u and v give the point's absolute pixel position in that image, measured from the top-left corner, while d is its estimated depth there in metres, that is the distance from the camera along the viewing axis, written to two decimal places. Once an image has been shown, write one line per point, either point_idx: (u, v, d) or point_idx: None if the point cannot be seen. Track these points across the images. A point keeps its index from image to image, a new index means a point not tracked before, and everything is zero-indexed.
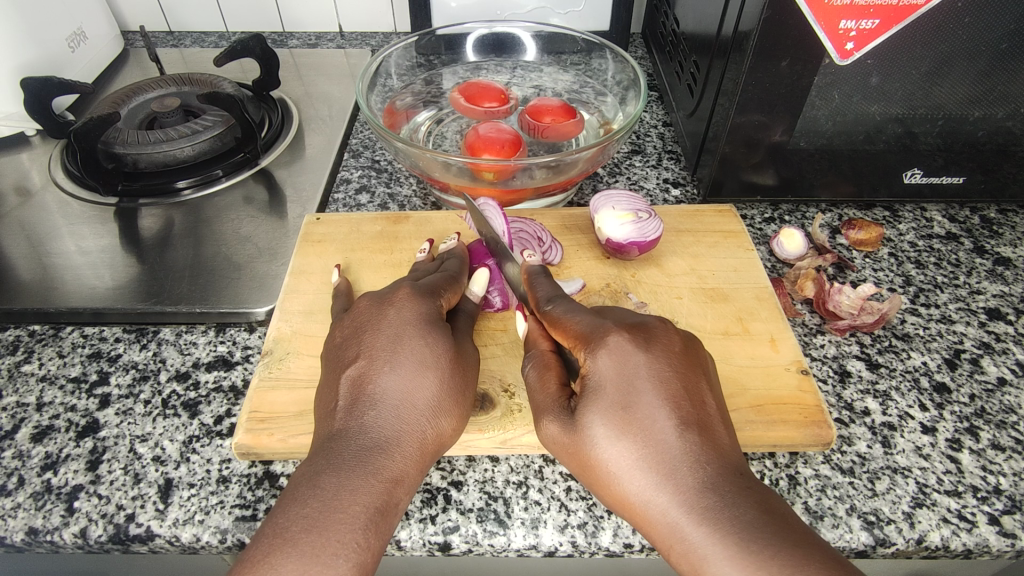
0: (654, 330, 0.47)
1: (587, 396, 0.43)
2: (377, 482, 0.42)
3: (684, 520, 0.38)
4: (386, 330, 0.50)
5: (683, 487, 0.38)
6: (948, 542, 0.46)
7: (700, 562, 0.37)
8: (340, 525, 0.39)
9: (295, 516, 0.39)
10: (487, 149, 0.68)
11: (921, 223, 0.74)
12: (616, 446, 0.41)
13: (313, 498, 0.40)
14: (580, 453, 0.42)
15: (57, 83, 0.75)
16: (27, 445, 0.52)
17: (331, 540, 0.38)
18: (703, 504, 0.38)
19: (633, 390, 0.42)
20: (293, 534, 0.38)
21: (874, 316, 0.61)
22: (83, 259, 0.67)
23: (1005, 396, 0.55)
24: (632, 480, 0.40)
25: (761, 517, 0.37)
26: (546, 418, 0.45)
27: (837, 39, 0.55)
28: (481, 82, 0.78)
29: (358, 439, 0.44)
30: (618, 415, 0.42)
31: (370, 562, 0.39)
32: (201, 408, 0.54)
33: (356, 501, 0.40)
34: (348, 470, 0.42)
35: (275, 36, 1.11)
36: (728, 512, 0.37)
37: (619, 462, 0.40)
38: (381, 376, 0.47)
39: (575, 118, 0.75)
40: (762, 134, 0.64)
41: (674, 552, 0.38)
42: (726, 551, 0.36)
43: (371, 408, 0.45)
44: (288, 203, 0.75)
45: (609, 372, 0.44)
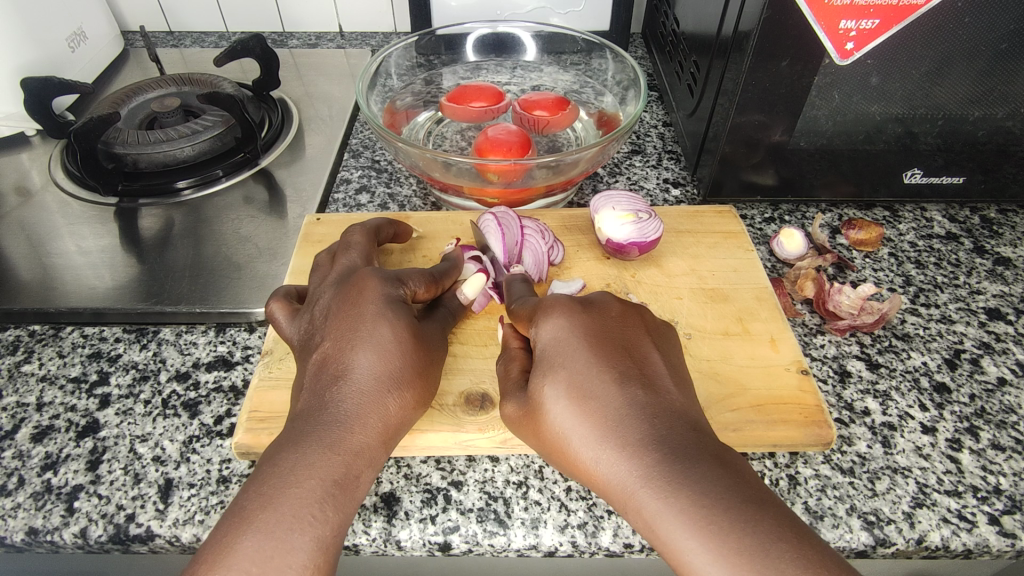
0: (604, 302, 0.48)
1: (539, 365, 0.44)
2: (336, 454, 0.42)
3: (632, 477, 0.38)
4: (348, 312, 0.49)
5: (627, 442, 0.38)
6: (949, 542, 0.46)
7: (652, 518, 0.36)
8: (301, 501, 0.39)
9: (254, 495, 0.39)
10: (493, 151, 0.68)
11: (921, 223, 0.74)
12: (561, 412, 0.41)
13: (269, 477, 0.40)
14: (534, 425, 0.43)
15: (57, 83, 0.75)
16: (27, 445, 0.52)
17: (290, 513, 0.38)
18: (650, 458, 0.37)
19: (587, 354, 0.43)
20: (251, 513, 0.38)
21: (874, 316, 0.61)
22: (83, 259, 0.67)
23: (1005, 396, 0.55)
24: (579, 447, 0.40)
25: (708, 468, 0.36)
26: (507, 398, 0.45)
27: (837, 39, 0.55)
28: (471, 86, 0.78)
29: (317, 415, 0.44)
30: (566, 379, 0.42)
31: (333, 537, 0.39)
32: (201, 408, 0.54)
33: (318, 475, 0.41)
34: (311, 443, 0.42)
35: (275, 35, 1.11)
36: (675, 463, 0.37)
37: (566, 429, 0.41)
38: (350, 354, 0.46)
39: (567, 109, 0.75)
40: (762, 134, 0.64)
41: (628, 511, 0.38)
42: (672, 502, 0.36)
43: (338, 385, 0.45)
44: (288, 203, 0.75)
45: (552, 340, 0.45)
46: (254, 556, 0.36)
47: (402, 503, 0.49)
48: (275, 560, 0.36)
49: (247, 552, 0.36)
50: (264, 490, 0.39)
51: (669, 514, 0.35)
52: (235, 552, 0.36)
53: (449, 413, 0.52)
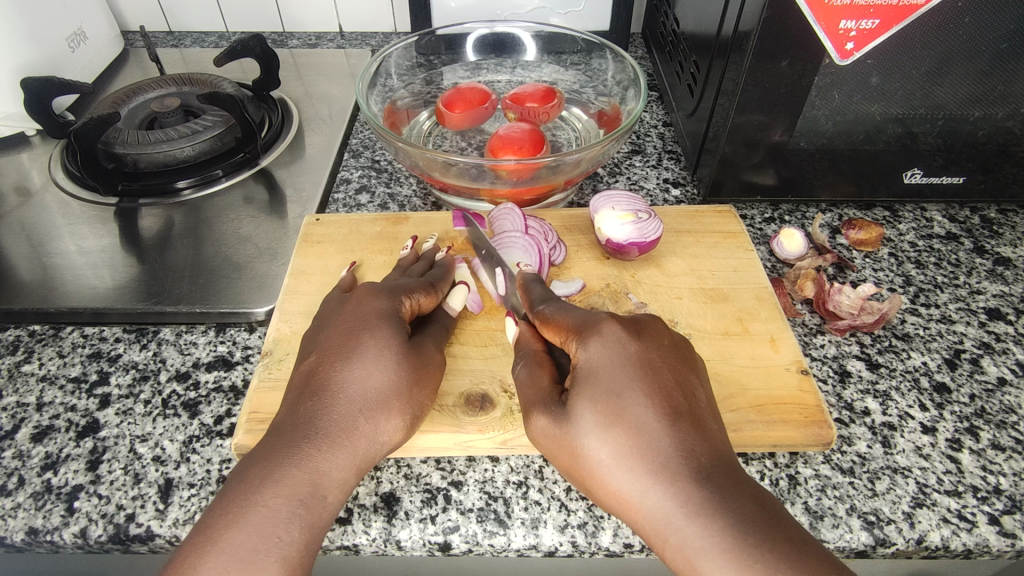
0: (645, 322, 0.47)
1: (582, 386, 0.42)
2: (303, 475, 0.41)
3: (677, 515, 0.37)
4: (339, 327, 0.50)
5: (675, 480, 0.38)
6: (949, 542, 0.46)
7: (693, 558, 0.36)
8: (270, 520, 0.39)
9: (220, 509, 0.39)
10: (506, 149, 0.69)
11: (921, 223, 0.74)
12: (606, 441, 0.40)
13: (235, 493, 0.40)
14: (569, 447, 0.41)
15: (57, 83, 0.75)
16: (27, 445, 0.52)
17: (254, 527, 0.38)
18: (696, 498, 0.37)
19: (631, 379, 0.42)
20: (214, 532, 0.38)
21: (874, 316, 0.61)
22: (83, 259, 0.67)
23: (1005, 396, 0.55)
24: (618, 474, 0.39)
25: (756, 511, 0.36)
26: (536, 412, 0.44)
27: (837, 39, 0.55)
28: (460, 89, 0.77)
29: (292, 428, 0.44)
30: (611, 409, 0.41)
31: (297, 557, 0.39)
32: (201, 408, 0.54)
33: (289, 494, 0.40)
34: (282, 457, 0.42)
35: (275, 36, 1.11)
36: (723, 504, 0.36)
37: (607, 455, 0.40)
38: (342, 367, 0.46)
39: (553, 100, 0.77)
40: (762, 134, 0.64)
41: (665, 545, 0.37)
42: (720, 545, 0.35)
43: (322, 398, 0.45)
44: (289, 204, 0.75)
45: (601, 362, 0.43)
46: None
47: (402, 503, 0.49)
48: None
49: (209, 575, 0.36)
50: (229, 503, 0.39)
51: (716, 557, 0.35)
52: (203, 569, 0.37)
53: (449, 414, 0.51)
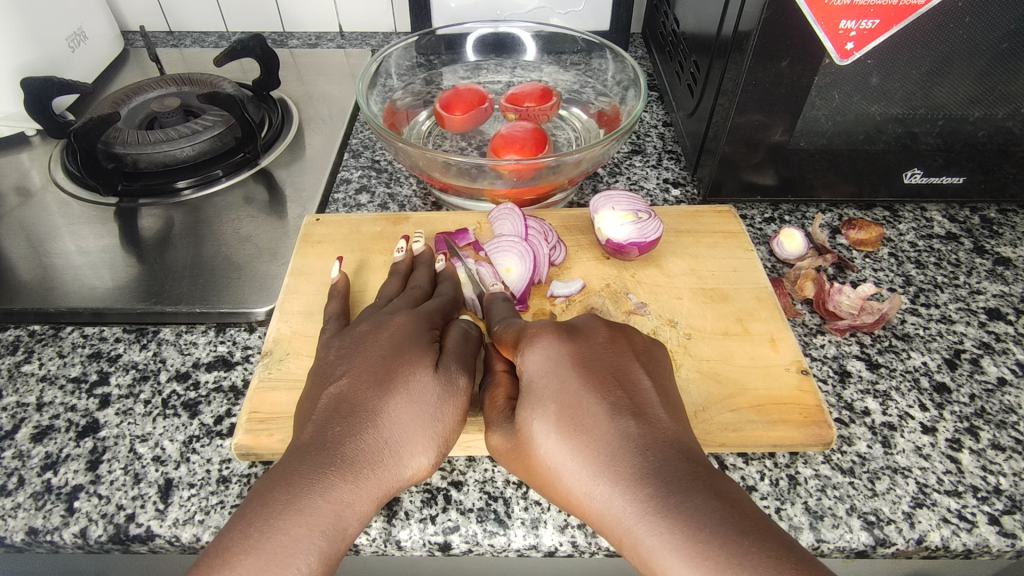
0: (594, 331, 0.48)
1: (531, 396, 0.43)
2: (328, 505, 0.39)
3: (628, 511, 0.36)
4: (373, 355, 0.48)
5: (621, 475, 0.38)
6: (949, 542, 0.46)
7: (650, 554, 0.35)
8: (288, 553, 0.36)
9: (241, 533, 0.36)
10: (508, 148, 0.69)
11: (921, 223, 0.74)
12: (553, 445, 0.41)
13: (256, 516, 0.37)
14: (522, 457, 0.42)
15: (57, 83, 0.75)
16: (27, 445, 0.52)
17: (271, 557, 0.36)
18: (643, 490, 0.37)
19: (578, 386, 0.43)
20: (230, 556, 0.35)
21: (874, 317, 0.61)
22: (84, 259, 0.67)
23: (1005, 396, 0.55)
24: (571, 478, 0.39)
25: (702, 495, 0.36)
26: (492, 427, 0.44)
27: (837, 39, 0.55)
28: (457, 90, 0.77)
29: (315, 453, 0.41)
30: (555, 411, 0.42)
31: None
32: (201, 408, 0.54)
33: (311, 525, 0.37)
34: (307, 483, 0.39)
35: (275, 36, 1.11)
36: (672, 499, 0.36)
37: (559, 461, 0.40)
38: (380, 398, 0.44)
39: (550, 101, 0.77)
40: (762, 134, 0.64)
41: (624, 543, 0.37)
42: (668, 541, 0.34)
43: (353, 426, 0.43)
44: (289, 204, 0.75)
45: (540, 370, 0.44)
46: None
47: (402, 503, 0.49)
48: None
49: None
50: (248, 528, 0.37)
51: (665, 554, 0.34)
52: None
53: None
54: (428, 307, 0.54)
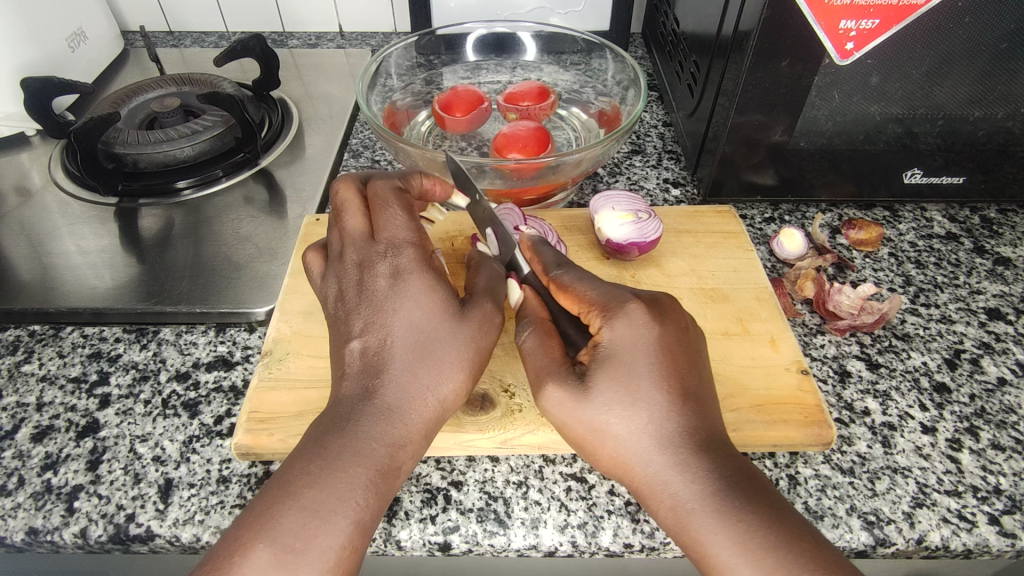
0: (668, 304, 0.47)
1: (605, 364, 0.44)
2: (375, 446, 0.43)
3: (693, 501, 0.40)
4: (370, 296, 0.48)
5: (690, 469, 0.40)
6: (949, 542, 0.46)
7: (702, 542, 0.39)
8: (310, 534, 0.38)
9: (276, 497, 0.40)
10: (510, 148, 0.69)
11: (921, 223, 0.74)
12: (625, 422, 0.42)
13: (300, 474, 0.41)
14: (586, 424, 0.43)
15: (57, 83, 0.75)
16: (27, 445, 0.52)
17: (311, 523, 0.39)
18: (708, 486, 0.40)
19: (656, 366, 0.43)
20: (275, 511, 0.39)
21: (874, 316, 0.61)
22: (84, 259, 0.67)
23: (1005, 396, 0.55)
24: (637, 453, 0.41)
25: (763, 504, 0.39)
26: (551, 383, 0.44)
27: (837, 39, 0.55)
28: (455, 89, 0.77)
29: (331, 434, 0.43)
30: (630, 393, 0.42)
31: (344, 563, 0.39)
32: (201, 408, 0.54)
33: (335, 504, 0.40)
34: (320, 467, 0.41)
35: (275, 35, 1.11)
36: (738, 501, 0.39)
37: (625, 433, 0.42)
38: (390, 355, 0.46)
39: (547, 100, 0.77)
40: (762, 134, 0.64)
41: (676, 524, 0.40)
42: (731, 535, 0.38)
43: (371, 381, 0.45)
44: (289, 204, 0.75)
45: (622, 345, 0.44)
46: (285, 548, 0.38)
47: (402, 503, 0.49)
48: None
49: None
50: (263, 514, 0.39)
51: (729, 552, 0.38)
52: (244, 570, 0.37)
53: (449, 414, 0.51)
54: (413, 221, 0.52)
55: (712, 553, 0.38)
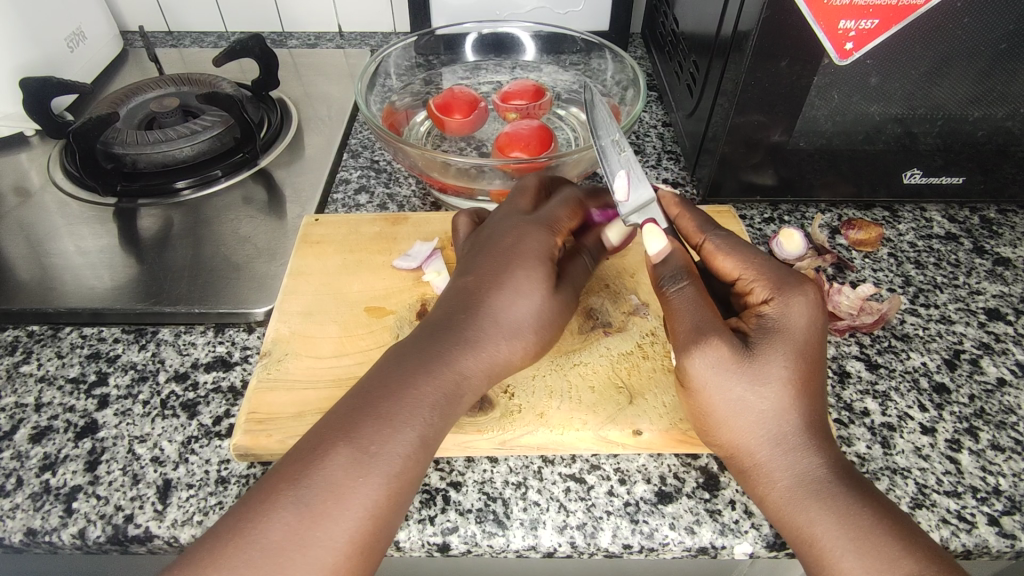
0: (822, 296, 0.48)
1: (770, 344, 0.45)
2: (417, 408, 0.44)
3: (808, 493, 0.43)
4: (511, 249, 0.52)
5: (808, 466, 0.43)
6: (948, 542, 0.46)
7: (811, 530, 0.42)
8: (349, 485, 0.41)
9: (324, 434, 0.43)
10: (513, 147, 0.69)
11: (921, 223, 0.74)
12: (756, 407, 0.44)
13: (348, 410, 0.44)
14: (722, 400, 0.44)
15: (56, 83, 0.75)
16: (26, 445, 0.52)
17: (337, 481, 0.41)
18: (823, 481, 0.43)
19: (807, 355, 0.45)
20: (329, 454, 0.42)
21: (874, 317, 0.61)
22: (83, 259, 0.67)
23: (1005, 396, 0.55)
24: (766, 432, 0.44)
25: (875, 505, 0.42)
26: (709, 343, 0.44)
27: (837, 39, 0.55)
28: (452, 91, 0.76)
29: (412, 353, 0.47)
30: (774, 377, 0.44)
31: (409, 473, 0.43)
32: (201, 408, 0.54)
33: (407, 419, 0.44)
34: (404, 385, 0.45)
35: (275, 35, 1.11)
36: (849, 501, 0.42)
37: (767, 412, 0.44)
38: (478, 302, 0.50)
39: (543, 98, 0.77)
40: (762, 134, 0.64)
41: (790, 511, 0.43)
42: (843, 528, 0.41)
43: (459, 320, 0.49)
44: (288, 204, 0.74)
45: (778, 328, 0.45)
46: (320, 495, 0.40)
47: None
48: (331, 498, 0.40)
49: (312, 486, 0.40)
50: (344, 421, 0.43)
51: (842, 541, 0.41)
52: (278, 519, 0.39)
53: None
54: (567, 218, 0.56)
55: (820, 536, 0.41)
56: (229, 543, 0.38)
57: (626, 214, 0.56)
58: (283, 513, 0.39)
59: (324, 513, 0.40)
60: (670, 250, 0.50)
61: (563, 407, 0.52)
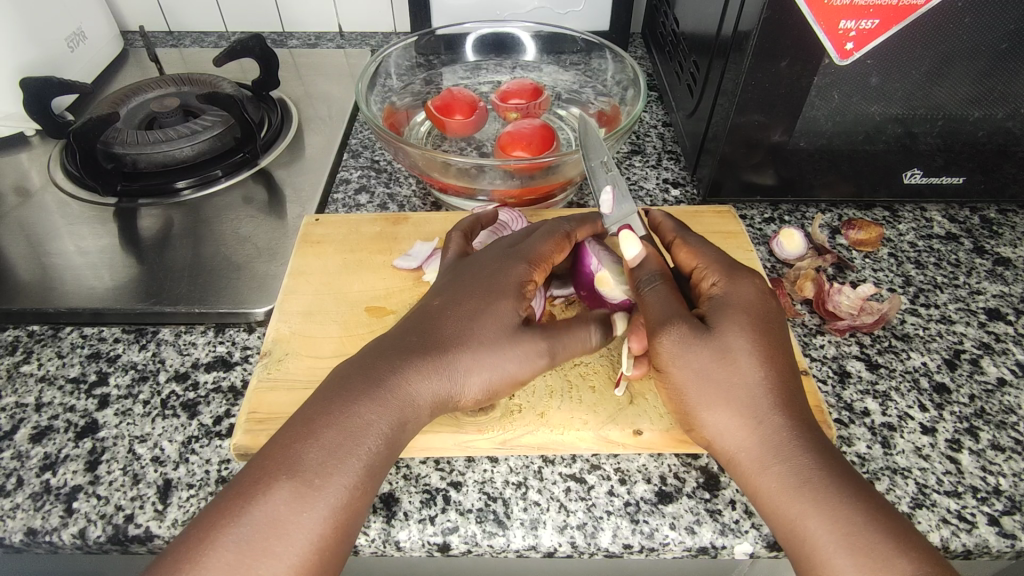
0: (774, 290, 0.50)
1: (729, 334, 0.46)
2: (362, 435, 0.44)
3: (795, 493, 0.42)
4: (486, 282, 0.51)
5: (793, 464, 0.43)
6: (948, 542, 0.46)
7: (803, 533, 0.41)
8: (287, 522, 0.40)
9: (273, 454, 0.43)
10: (516, 146, 0.69)
11: (921, 223, 0.74)
12: (730, 410, 0.45)
13: (293, 431, 0.44)
14: (697, 403, 0.46)
15: (57, 83, 0.75)
16: (26, 445, 0.52)
17: (279, 514, 0.40)
18: (808, 478, 0.42)
19: (766, 344, 0.46)
20: (270, 481, 0.41)
21: (874, 317, 0.61)
22: (83, 259, 0.67)
23: (1005, 396, 0.55)
24: (745, 437, 0.44)
25: (861, 498, 0.41)
26: (673, 332, 0.46)
27: (837, 39, 0.55)
28: (451, 91, 0.76)
29: (359, 375, 0.46)
30: (736, 371, 0.45)
31: (356, 503, 0.42)
32: (201, 408, 0.54)
33: (350, 451, 0.43)
34: (359, 408, 0.45)
35: (275, 35, 1.11)
36: (833, 495, 0.41)
37: (745, 413, 0.44)
38: (447, 327, 0.49)
39: (541, 97, 0.78)
40: (762, 134, 0.64)
41: (783, 517, 0.42)
42: (829, 525, 0.40)
43: (424, 344, 0.48)
44: (288, 203, 0.75)
45: (737, 319, 0.47)
46: (259, 525, 0.39)
47: (402, 504, 0.49)
48: (271, 534, 0.39)
49: (252, 521, 0.39)
50: (291, 444, 0.43)
51: (833, 543, 0.40)
52: (220, 548, 0.39)
53: (449, 414, 0.51)
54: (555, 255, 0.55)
55: (808, 538, 0.41)
56: (181, 563, 0.38)
57: (608, 223, 0.60)
58: (223, 550, 0.38)
59: (265, 550, 0.39)
60: (645, 254, 0.52)
61: (563, 407, 0.52)
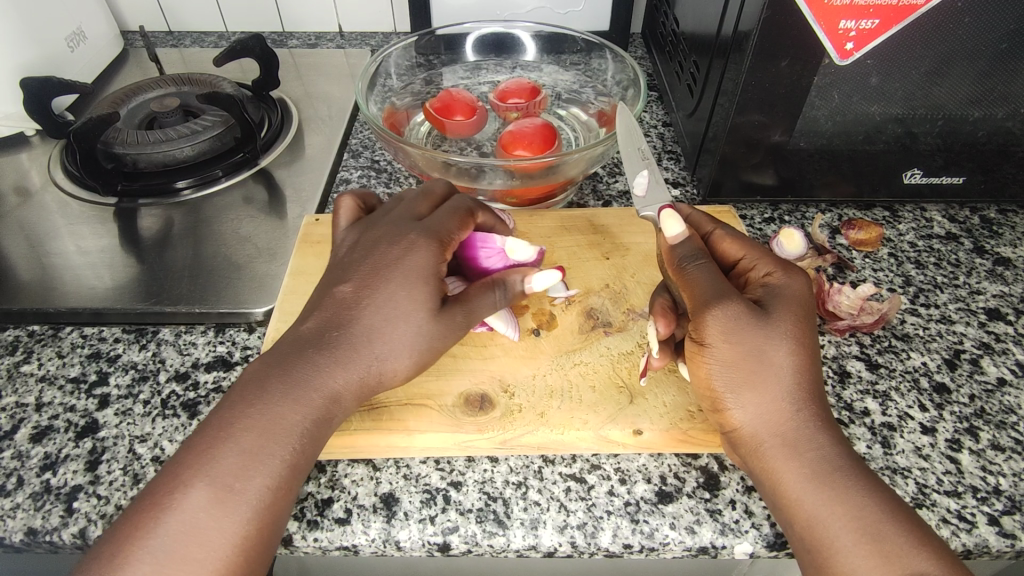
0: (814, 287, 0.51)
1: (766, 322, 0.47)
2: (280, 437, 0.44)
3: (810, 483, 0.43)
4: (385, 262, 0.51)
5: (811, 455, 0.44)
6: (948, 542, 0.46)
7: (813, 519, 0.42)
8: (202, 530, 0.40)
9: (195, 454, 0.43)
10: (518, 144, 0.69)
11: (921, 223, 0.74)
12: (757, 394, 0.46)
13: (216, 426, 0.44)
14: (725, 382, 0.46)
15: (57, 83, 0.75)
16: (27, 445, 0.52)
17: (201, 517, 0.41)
18: (823, 470, 0.43)
19: (800, 338, 0.47)
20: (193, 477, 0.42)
21: (874, 317, 0.61)
22: (83, 259, 0.67)
23: (1005, 396, 0.55)
24: (767, 420, 0.45)
25: (874, 493, 0.42)
26: (718, 311, 0.47)
27: (837, 39, 0.55)
28: (451, 91, 0.76)
29: (267, 373, 0.47)
30: (771, 359, 0.46)
31: (279, 503, 0.43)
32: (201, 408, 0.54)
33: (266, 449, 0.43)
34: (263, 405, 0.45)
35: (275, 35, 1.11)
36: (848, 487, 0.42)
37: (771, 398, 0.45)
38: (353, 320, 0.49)
39: (539, 97, 0.78)
40: (762, 134, 0.64)
41: (794, 503, 0.43)
42: (842, 514, 0.42)
43: (330, 338, 0.48)
44: (288, 204, 0.75)
45: (776, 310, 0.48)
46: (184, 530, 0.40)
47: (402, 503, 0.49)
48: (193, 542, 0.40)
49: (173, 528, 0.40)
50: (201, 447, 0.43)
51: (844, 532, 0.41)
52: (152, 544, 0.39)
53: (449, 414, 0.52)
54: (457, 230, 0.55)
55: (820, 525, 0.42)
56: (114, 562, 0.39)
57: (642, 205, 0.59)
58: (140, 563, 0.39)
59: (185, 557, 0.39)
60: (686, 235, 0.53)
61: (563, 407, 0.52)
